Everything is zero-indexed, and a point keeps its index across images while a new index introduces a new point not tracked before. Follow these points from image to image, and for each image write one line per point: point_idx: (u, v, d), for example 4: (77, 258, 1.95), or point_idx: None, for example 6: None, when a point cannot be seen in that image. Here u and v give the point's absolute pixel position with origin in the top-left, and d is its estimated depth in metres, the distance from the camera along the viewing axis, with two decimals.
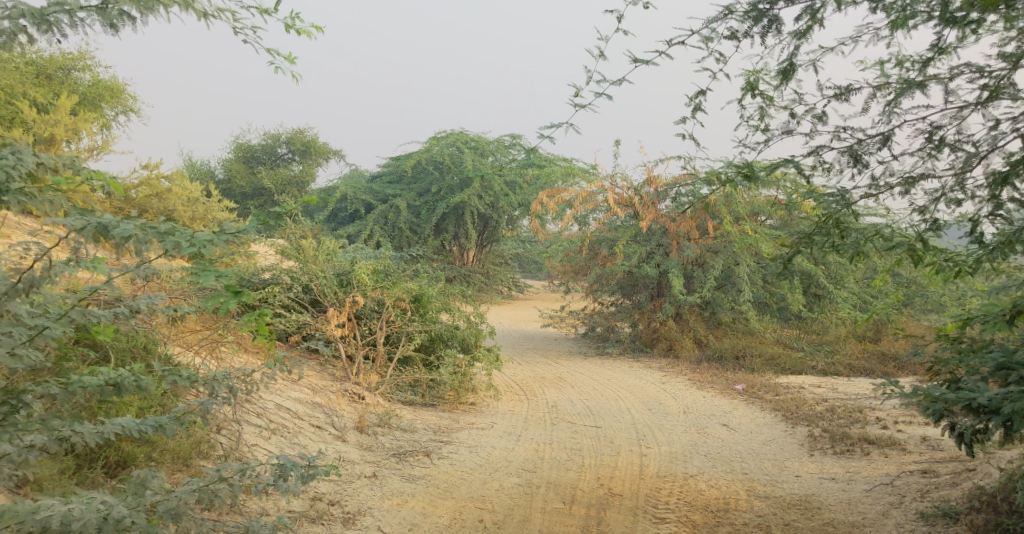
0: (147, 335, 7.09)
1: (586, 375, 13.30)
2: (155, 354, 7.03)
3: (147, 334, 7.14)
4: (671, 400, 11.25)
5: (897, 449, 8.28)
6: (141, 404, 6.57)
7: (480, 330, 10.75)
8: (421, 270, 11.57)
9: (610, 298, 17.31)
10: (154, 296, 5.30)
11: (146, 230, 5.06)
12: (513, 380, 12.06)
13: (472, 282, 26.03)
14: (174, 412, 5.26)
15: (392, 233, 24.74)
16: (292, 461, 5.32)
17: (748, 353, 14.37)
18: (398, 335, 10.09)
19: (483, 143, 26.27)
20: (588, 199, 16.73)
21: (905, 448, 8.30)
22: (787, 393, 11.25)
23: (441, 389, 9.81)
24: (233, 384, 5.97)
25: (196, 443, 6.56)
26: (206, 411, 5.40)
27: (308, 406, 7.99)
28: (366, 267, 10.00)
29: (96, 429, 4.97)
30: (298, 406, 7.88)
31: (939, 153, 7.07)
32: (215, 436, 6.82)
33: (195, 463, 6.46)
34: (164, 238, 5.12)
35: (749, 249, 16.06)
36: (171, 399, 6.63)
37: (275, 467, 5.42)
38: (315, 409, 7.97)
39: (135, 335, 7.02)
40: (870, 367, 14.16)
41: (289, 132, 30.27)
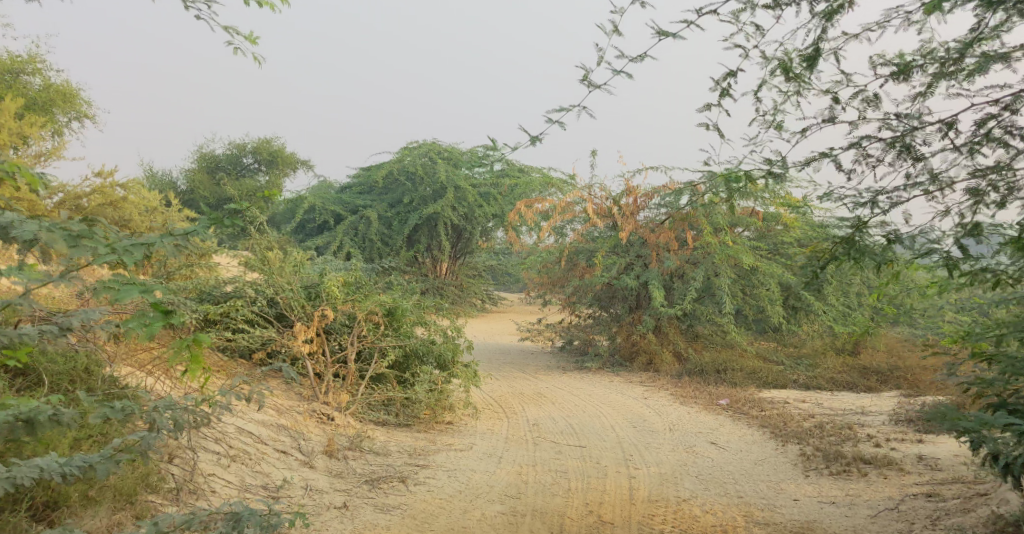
0: (89, 356, 6.59)
1: (565, 390, 12.84)
2: (97, 377, 6.50)
3: (90, 354, 6.63)
4: (655, 416, 10.84)
5: (895, 470, 7.87)
6: (80, 435, 6.05)
7: (457, 345, 10.30)
8: (394, 282, 11.10)
9: (587, 311, 16.90)
10: (89, 311, 4.79)
11: (58, 233, 4.88)
12: (490, 397, 11.60)
13: (445, 295, 25.52)
14: (109, 449, 4.84)
15: (363, 244, 24.21)
16: (249, 507, 4.95)
17: (729, 367, 13.91)
18: (371, 352, 9.61)
19: (456, 153, 25.87)
20: (565, 209, 16.35)
21: (903, 468, 7.89)
22: (773, 408, 10.87)
23: (416, 408, 9.31)
24: (183, 412, 5.37)
25: (142, 476, 6.03)
26: (149, 446, 4.96)
27: (273, 429, 7.48)
28: (336, 279, 9.52)
29: (7, 475, 4.55)
30: (263, 430, 7.38)
31: (980, 148, 6.87)
32: (168, 466, 6.31)
33: (140, 500, 5.92)
34: (81, 242, 4.95)
35: (730, 260, 15.72)
36: (112, 430, 6.10)
37: (227, 512, 5.03)
38: (280, 433, 7.45)
39: (74, 357, 6.51)
40: (854, 382, 13.33)
41: (254, 142, 29.76)
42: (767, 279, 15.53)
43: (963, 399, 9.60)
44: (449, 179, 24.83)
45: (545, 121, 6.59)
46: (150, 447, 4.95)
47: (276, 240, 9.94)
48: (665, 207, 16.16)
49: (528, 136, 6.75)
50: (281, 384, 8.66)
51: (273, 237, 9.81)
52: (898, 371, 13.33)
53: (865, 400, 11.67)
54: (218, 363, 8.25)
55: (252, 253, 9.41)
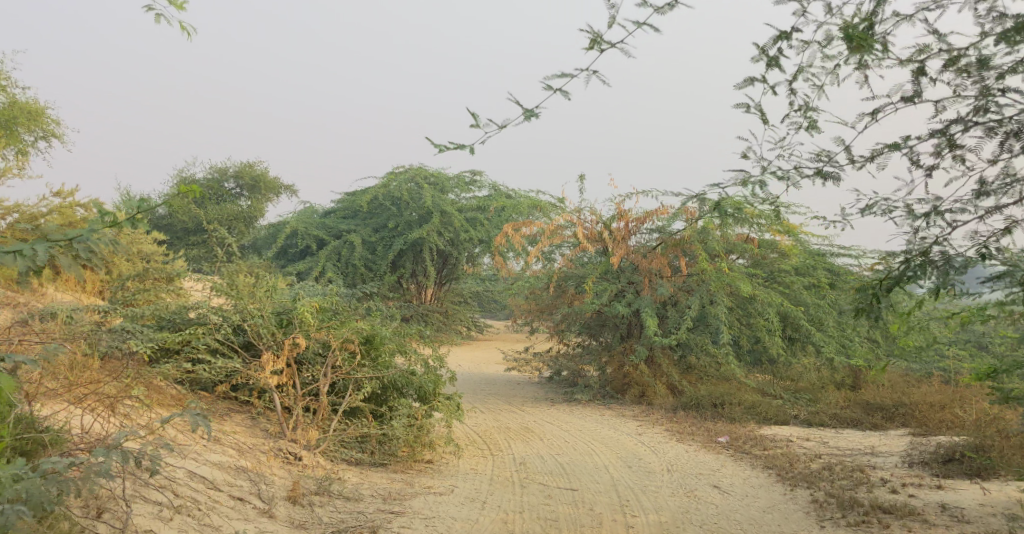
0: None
1: (554, 425, 12.11)
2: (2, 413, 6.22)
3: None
4: (652, 455, 10.15)
5: (918, 521, 7.16)
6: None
7: (439, 376, 9.65)
8: (373, 307, 10.44)
9: (576, 340, 16.23)
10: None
11: None
12: (474, 431, 10.89)
13: (430, 323, 24.82)
14: None
15: (346, 270, 23.47)
16: None
17: (726, 401, 13.21)
18: (345, 383, 8.91)
19: (443, 178, 25.34)
20: (553, 233, 15.65)
21: (927, 519, 7.19)
22: (776, 448, 10.19)
23: (393, 445, 8.57)
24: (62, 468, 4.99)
25: None
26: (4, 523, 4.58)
27: (230, 471, 6.73)
28: (310, 304, 8.83)
29: None
30: (219, 473, 6.63)
31: None
32: (94, 523, 5.58)
33: None
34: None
35: (727, 289, 15.10)
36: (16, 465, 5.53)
37: None
38: (237, 476, 6.71)
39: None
40: (857, 419, 12.53)
41: (236, 166, 29.19)
42: (766, 306, 14.83)
43: (983, 442, 8.94)
44: (435, 204, 24.28)
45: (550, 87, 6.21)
46: (6, 524, 4.59)
47: (246, 262, 9.25)
48: (657, 232, 15.61)
49: (528, 107, 6.37)
50: (246, 418, 7.91)
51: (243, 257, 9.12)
52: (904, 406, 12.43)
53: (872, 439, 11.00)
54: (177, 395, 7.51)
55: (220, 275, 8.73)
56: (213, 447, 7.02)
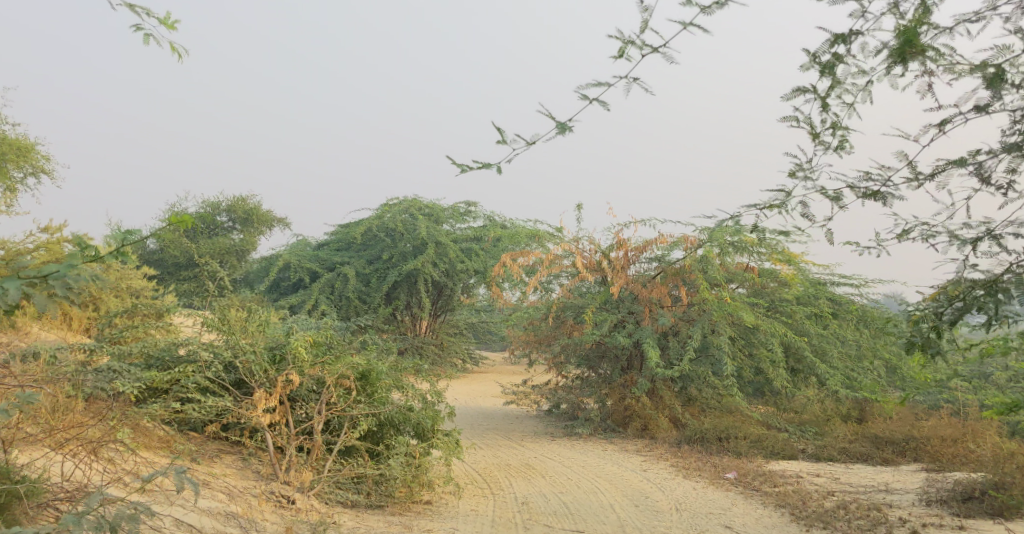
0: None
1: (556, 461, 11.75)
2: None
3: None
4: (658, 493, 9.81)
5: None
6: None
7: (438, 412, 9.34)
8: (368, 341, 10.13)
9: (575, 372, 15.91)
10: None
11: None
12: (474, 469, 10.54)
13: (425, 356, 24.47)
14: None
15: (339, 303, 23.12)
16: None
17: (731, 435, 12.85)
18: (340, 421, 8.57)
19: (438, 210, 25.12)
20: (552, 262, 15.41)
21: None
22: (787, 484, 9.84)
23: (390, 485, 8.21)
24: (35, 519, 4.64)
25: None
26: None
27: (218, 519, 6.35)
28: (303, 338, 8.51)
29: None
30: (206, 520, 6.25)
31: None
32: None
33: None
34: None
35: (729, 318, 14.77)
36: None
37: None
38: (226, 523, 6.34)
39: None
40: (868, 453, 12.19)
41: (228, 200, 28.94)
42: (770, 337, 14.56)
43: (1003, 478, 8.63)
44: (430, 235, 24.04)
45: (586, 96, 6.03)
46: None
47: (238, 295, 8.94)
48: (656, 261, 15.33)
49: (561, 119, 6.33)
50: (236, 460, 7.54)
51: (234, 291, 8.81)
52: (914, 439, 12.10)
53: (885, 475, 10.67)
54: (165, 436, 7.14)
55: (210, 309, 8.41)
56: (200, 492, 6.64)
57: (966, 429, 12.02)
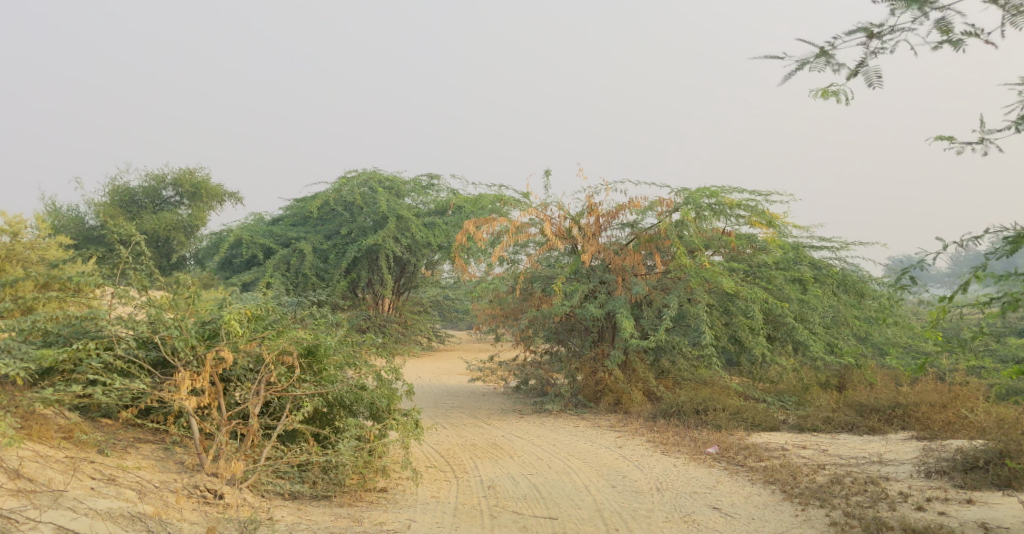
0: None
1: (525, 440, 10.94)
2: None
3: None
4: (636, 471, 9.07)
5: None
6: None
7: (394, 390, 8.57)
8: (316, 315, 9.27)
9: (543, 346, 15.06)
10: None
11: None
12: (435, 450, 9.76)
13: (388, 333, 23.70)
14: None
15: (296, 280, 22.03)
16: None
17: (710, 407, 12.10)
18: (282, 402, 7.71)
19: (399, 182, 24.20)
20: (519, 230, 14.44)
21: None
22: (772, 459, 9.10)
23: (339, 475, 7.36)
24: None
25: None
26: None
27: (118, 521, 5.56)
28: (239, 312, 7.65)
29: None
30: (103, 524, 5.46)
31: None
32: None
33: None
34: None
35: (706, 285, 13.92)
36: None
37: None
38: (129, 528, 5.51)
39: None
40: (854, 422, 11.35)
41: (174, 173, 27.86)
42: (750, 303, 13.69)
43: (1007, 446, 7.92)
44: (391, 209, 23.16)
45: None
46: None
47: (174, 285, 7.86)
48: (628, 227, 14.53)
49: None
50: (156, 450, 6.61)
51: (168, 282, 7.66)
52: (901, 406, 11.32)
53: (875, 445, 9.92)
54: (66, 425, 6.30)
55: (123, 280, 7.26)
56: (101, 491, 5.80)
57: (954, 393, 11.34)
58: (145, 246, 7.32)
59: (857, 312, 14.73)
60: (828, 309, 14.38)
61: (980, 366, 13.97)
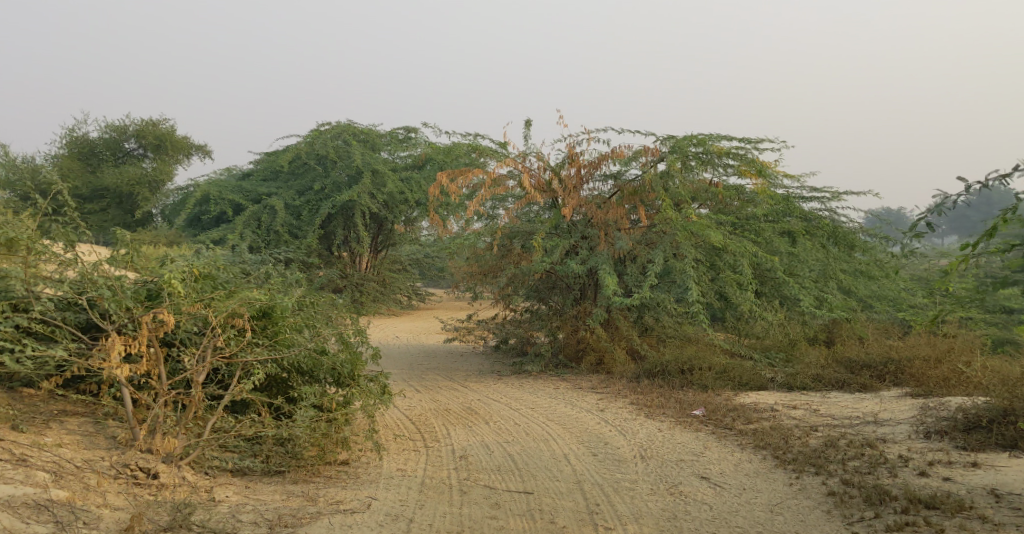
0: None
1: (502, 403, 10.35)
2: None
3: None
4: (620, 436, 8.52)
5: None
6: None
7: (357, 356, 8.05)
8: (274, 275, 8.71)
9: (523, 305, 14.34)
10: None
11: None
12: (407, 416, 9.20)
13: (365, 293, 23.37)
14: None
15: (268, 238, 21.29)
16: None
17: (695, 366, 11.52)
18: (231, 369, 7.14)
19: (374, 135, 23.45)
20: (496, 183, 13.66)
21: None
22: (763, 422, 8.57)
23: (295, 449, 6.75)
24: None
25: None
26: None
27: (21, 512, 4.97)
28: (182, 271, 7.25)
29: None
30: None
31: None
32: None
33: None
34: None
35: (693, 239, 13.31)
36: None
37: None
38: (36, 521, 4.95)
39: None
40: (844, 379, 10.66)
41: (137, 125, 28.36)
42: (738, 257, 13.13)
43: (1012, 403, 7.21)
44: (366, 163, 22.46)
45: None
46: None
47: (91, 245, 7.42)
48: (610, 179, 13.89)
49: None
50: (84, 424, 6.05)
51: (87, 237, 7.30)
52: (893, 362, 10.66)
53: (868, 403, 9.24)
54: None
55: (47, 235, 6.87)
56: (6, 475, 5.19)
57: (948, 346, 10.72)
58: (70, 199, 6.97)
59: (848, 265, 14.17)
60: (820, 263, 13.79)
61: (975, 319, 13.45)
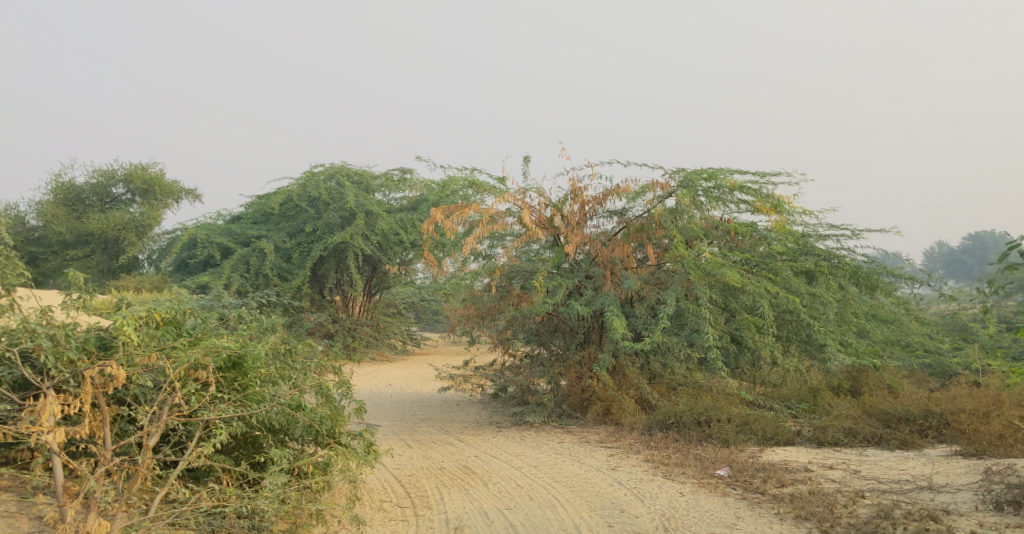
0: None
1: (503, 461, 9.36)
2: None
3: None
4: (638, 503, 7.52)
5: None
6: None
7: (337, 412, 7.07)
8: (246, 320, 7.76)
9: (522, 349, 13.38)
10: None
11: None
12: (397, 478, 8.19)
13: (358, 338, 22.41)
14: None
15: (256, 281, 20.32)
16: None
17: (713, 418, 10.56)
18: (190, 429, 6.17)
19: (368, 176, 22.69)
20: (494, 220, 12.74)
21: None
22: (801, 488, 7.60)
23: (260, 527, 5.80)
24: None
25: None
26: None
27: None
28: (136, 316, 6.30)
29: None
30: None
31: None
32: None
33: None
34: None
35: (706, 278, 12.40)
36: None
37: None
38: None
39: None
40: (880, 434, 9.71)
41: (125, 169, 27.60)
42: (756, 298, 12.20)
43: None
44: (359, 204, 21.62)
45: None
46: None
47: (31, 288, 6.41)
48: (615, 216, 13.01)
49: None
50: (6, 502, 5.26)
51: (26, 277, 6.32)
52: (934, 416, 9.73)
53: (916, 465, 8.31)
54: None
55: None
56: None
57: (995, 399, 9.80)
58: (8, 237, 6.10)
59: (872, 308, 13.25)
60: (843, 305, 12.84)
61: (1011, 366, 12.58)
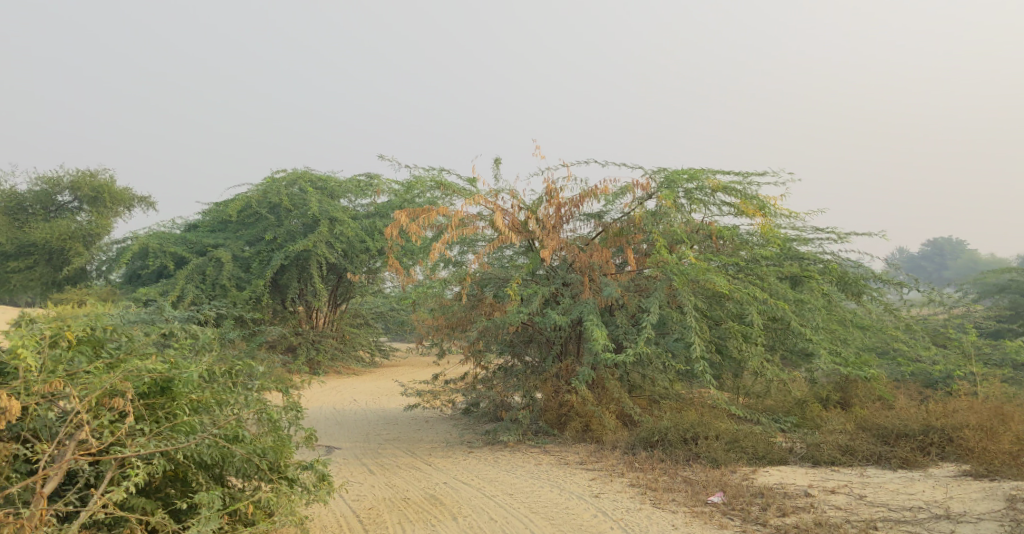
0: None
1: (472, 488, 8.50)
2: None
3: None
4: None
5: None
6: None
7: (282, 441, 6.16)
8: (181, 337, 6.83)
9: (495, 362, 12.50)
10: None
11: None
12: (354, 512, 7.29)
13: (322, 350, 21.42)
14: None
15: (212, 293, 19.28)
16: None
17: (700, 435, 9.75)
18: (102, 469, 5.24)
19: (333, 182, 21.77)
20: (463, 223, 11.85)
21: None
22: (807, 521, 6.81)
23: None
24: None
25: None
26: None
27: None
28: (39, 335, 5.35)
29: None
30: None
31: None
32: None
33: None
34: None
35: (690, 284, 11.60)
36: None
37: None
38: None
39: None
40: (881, 452, 8.95)
41: (72, 177, 26.44)
42: (743, 306, 11.41)
43: None
44: (323, 211, 20.67)
45: None
46: None
47: None
48: (592, 218, 12.18)
49: None
50: None
51: None
52: (937, 431, 8.97)
53: (927, 488, 7.54)
54: None
55: None
56: None
57: (1002, 413, 9.07)
58: None
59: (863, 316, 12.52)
60: (833, 312, 12.09)
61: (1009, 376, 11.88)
